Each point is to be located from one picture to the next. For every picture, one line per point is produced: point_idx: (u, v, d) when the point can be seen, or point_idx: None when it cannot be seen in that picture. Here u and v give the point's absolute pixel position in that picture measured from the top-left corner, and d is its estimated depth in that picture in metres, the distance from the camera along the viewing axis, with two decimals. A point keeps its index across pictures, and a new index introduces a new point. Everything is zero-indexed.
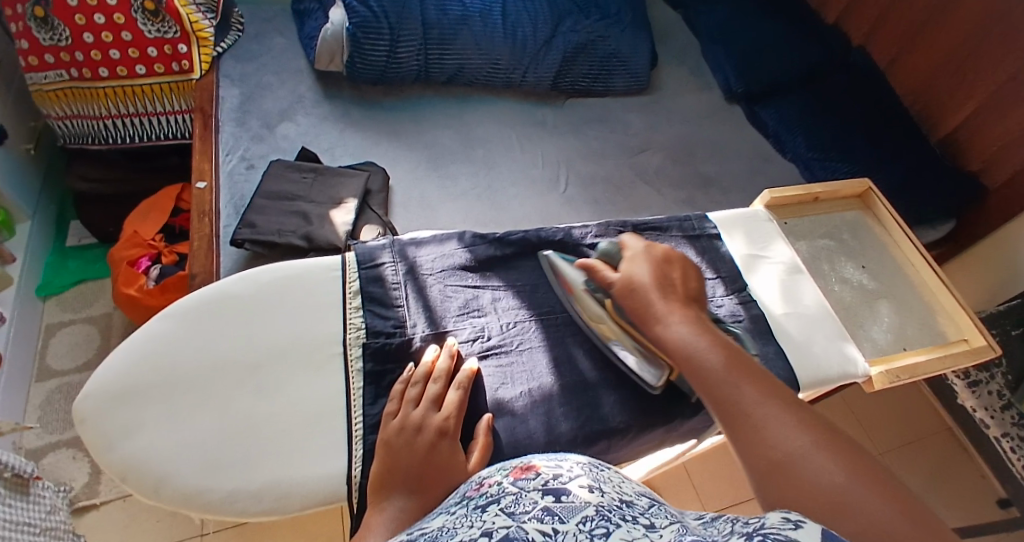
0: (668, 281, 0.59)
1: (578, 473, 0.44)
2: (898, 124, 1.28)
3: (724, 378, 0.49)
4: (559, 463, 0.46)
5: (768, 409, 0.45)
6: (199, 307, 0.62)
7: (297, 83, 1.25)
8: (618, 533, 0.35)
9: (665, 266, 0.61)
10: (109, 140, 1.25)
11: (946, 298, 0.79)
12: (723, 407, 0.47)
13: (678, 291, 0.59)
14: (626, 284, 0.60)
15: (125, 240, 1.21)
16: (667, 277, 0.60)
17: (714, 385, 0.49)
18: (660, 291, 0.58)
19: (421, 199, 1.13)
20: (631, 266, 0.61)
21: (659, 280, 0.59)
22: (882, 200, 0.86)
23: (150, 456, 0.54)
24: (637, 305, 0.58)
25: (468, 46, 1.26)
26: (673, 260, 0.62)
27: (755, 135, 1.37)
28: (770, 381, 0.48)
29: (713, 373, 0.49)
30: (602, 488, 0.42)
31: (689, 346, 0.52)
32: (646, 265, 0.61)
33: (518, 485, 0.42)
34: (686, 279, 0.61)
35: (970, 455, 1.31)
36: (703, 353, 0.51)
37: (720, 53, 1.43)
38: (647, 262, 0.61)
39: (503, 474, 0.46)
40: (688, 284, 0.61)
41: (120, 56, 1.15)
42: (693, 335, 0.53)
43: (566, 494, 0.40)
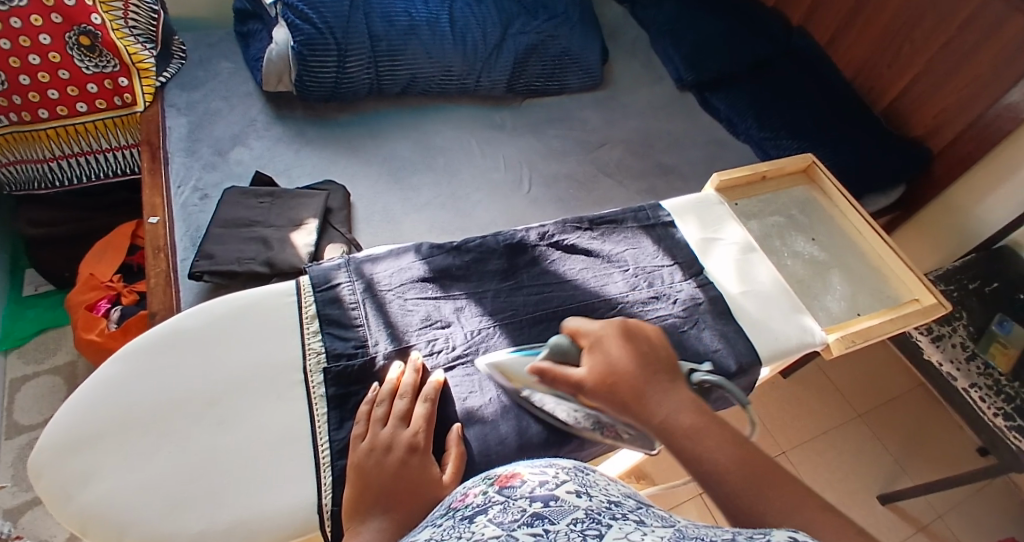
0: (646, 360, 0.56)
1: (564, 477, 0.44)
2: (844, 97, 1.31)
3: (746, 486, 0.45)
4: (546, 470, 0.46)
5: (795, 517, 0.43)
6: (150, 347, 0.60)
7: (247, 107, 1.23)
8: (611, 533, 0.35)
9: (631, 343, 0.57)
10: (58, 183, 1.23)
11: (893, 261, 0.81)
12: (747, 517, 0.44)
13: (658, 369, 0.56)
14: (604, 373, 0.55)
15: (81, 284, 1.18)
16: (639, 353, 0.57)
17: (735, 489, 0.46)
18: (643, 375, 0.54)
19: (383, 213, 1.13)
20: (601, 356, 0.56)
21: (638, 362, 0.55)
22: (827, 173, 0.88)
23: (111, 506, 0.52)
24: (625, 395, 0.53)
25: (418, 55, 1.25)
26: (645, 336, 0.59)
27: (709, 120, 1.39)
28: (795, 487, 0.45)
29: (733, 476, 0.46)
30: (590, 493, 0.42)
31: (699, 441, 0.49)
32: (613, 351, 0.56)
33: (504, 493, 0.42)
34: (661, 350, 0.58)
35: (942, 410, 1.34)
36: (711, 447, 0.48)
37: (668, 43, 1.45)
38: (616, 344, 0.57)
39: (489, 482, 0.46)
40: (661, 354, 0.58)
41: (59, 96, 1.12)
42: (699, 425, 0.50)
43: (556, 500, 0.40)
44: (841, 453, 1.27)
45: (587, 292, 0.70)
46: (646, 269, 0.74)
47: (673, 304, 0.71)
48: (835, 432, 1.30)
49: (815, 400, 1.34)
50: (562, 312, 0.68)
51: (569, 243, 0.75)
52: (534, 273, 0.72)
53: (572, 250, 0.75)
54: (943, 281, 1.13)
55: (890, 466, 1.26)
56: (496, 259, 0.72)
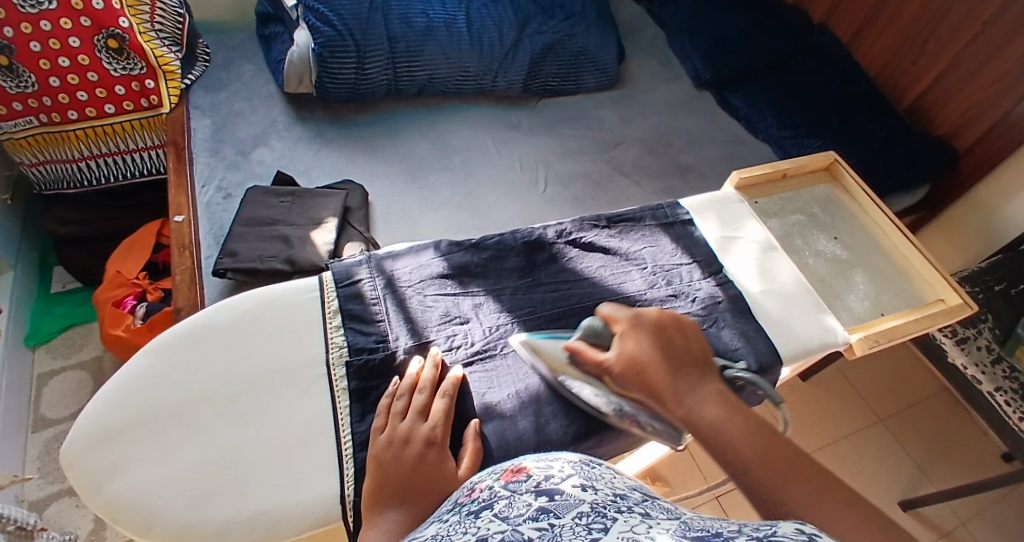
0: (676, 350, 0.55)
1: (570, 473, 0.44)
2: (866, 95, 1.30)
3: (767, 481, 0.44)
4: (550, 464, 0.47)
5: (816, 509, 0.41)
6: (176, 342, 0.62)
7: (268, 108, 1.26)
8: (616, 527, 0.35)
9: (664, 333, 0.56)
10: (85, 183, 1.26)
11: (919, 261, 0.80)
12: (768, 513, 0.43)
13: (689, 362, 0.54)
14: (633, 359, 0.54)
15: (108, 282, 1.21)
16: (671, 344, 0.55)
17: (758, 481, 0.44)
18: (673, 365, 0.53)
19: (401, 212, 1.14)
20: (630, 342, 0.55)
21: (667, 352, 0.54)
22: (849, 171, 0.87)
23: (139, 495, 0.54)
24: (649, 384, 0.53)
25: (435, 56, 1.26)
26: (676, 327, 0.57)
27: (727, 119, 1.38)
28: (818, 481, 0.44)
29: (755, 470, 0.45)
30: (596, 487, 0.43)
31: (724, 434, 0.48)
32: (645, 339, 0.55)
33: (510, 487, 0.43)
34: (693, 341, 0.57)
35: (967, 415, 1.32)
36: (735, 442, 0.47)
37: (686, 42, 1.45)
38: (646, 333, 0.56)
39: (495, 477, 0.46)
40: (693, 347, 0.56)
41: (88, 98, 1.15)
42: (725, 418, 0.49)
43: (561, 494, 0.40)
44: (861, 457, 1.25)
45: (605, 289, 0.70)
46: (664, 267, 0.74)
47: (692, 302, 0.71)
48: (855, 436, 1.28)
49: (836, 403, 1.32)
50: (581, 309, 0.68)
51: (587, 241, 0.75)
52: (553, 270, 0.72)
53: (590, 247, 0.75)
54: (968, 282, 1.11)
55: (913, 470, 1.24)
56: (515, 257, 0.72)
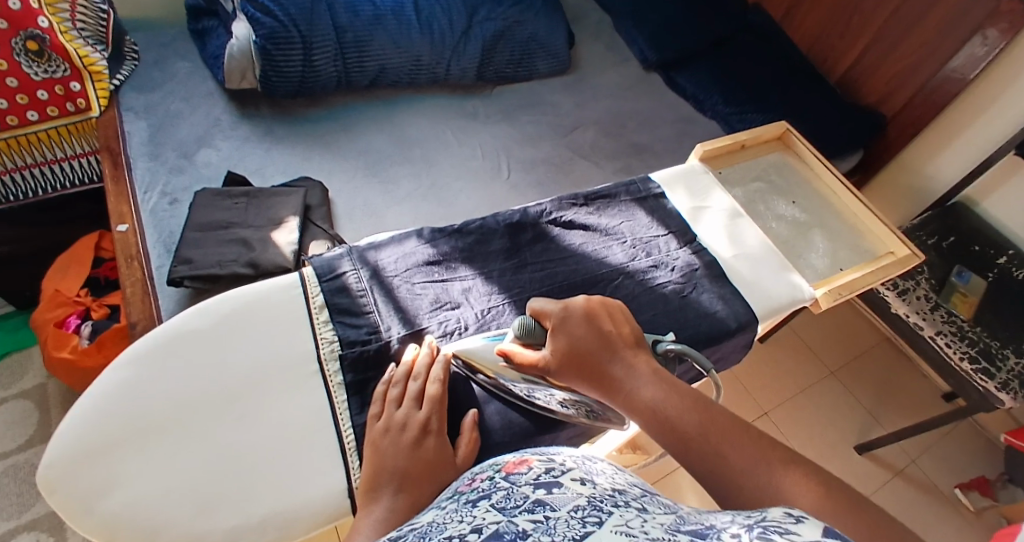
0: (606, 336, 0.56)
1: (569, 467, 0.45)
2: (801, 71, 1.37)
3: (714, 446, 0.45)
4: (551, 459, 0.47)
5: (764, 466, 0.43)
6: (153, 349, 0.58)
7: (210, 107, 1.20)
8: (612, 521, 0.35)
9: (594, 320, 0.57)
10: (8, 199, 1.14)
11: (868, 217, 0.86)
12: (722, 473, 0.44)
13: (620, 345, 0.55)
14: (567, 355, 0.55)
15: (47, 301, 1.12)
16: (603, 329, 0.56)
17: (702, 454, 0.46)
18: (604, 352, 0.54)
19: (364, 206, 1.12)
20: (564, 337, 0.56)
21: (599, 339, 0.55)
22: (801, 139, 0.91)
23: (136, 512, 0.50)
24: (589, 373, 0.54)
25: (385, 45, 1.23)
26: (604, 312, 0.58)
27: (676, 98, 1.42)
28: (760, 436, 0.46)
29: (698, 437, 0.46)
30: (595, 481, 0.43)
31: (666, 408, 0.49)
32: (575, 330, 0.56)
33: (509, 481, 0.43)
34: (621, 322, 0.58)
35: (909, 362, 1.42)
36: (677, 415, 0.48)
37: (630, 24, 1.48)
38: (577, 324, 0.57)
39: (495, 470, 0.46)
40: (624, 328, 0.57)
41: (8, 105, 1.05)
42: (661, 397, 0.50)
43: (560, 487, 0.41)
44: (818, 409, 1.33)
45: (590, 266, 0.71)
46: (643, 240, 0.76)
47: (671, 270, 0.73)
48: (810, 390, 1.35)
49: (793, 361, 1.39)
50: (569, 286, 0.69)
51: (567, 219, 0.75)
52: (537, 250, 0.72)
53: (571, 226, 0.75)
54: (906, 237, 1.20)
55: (867, 418, 1.33)
56: (499, 239, 0.71)
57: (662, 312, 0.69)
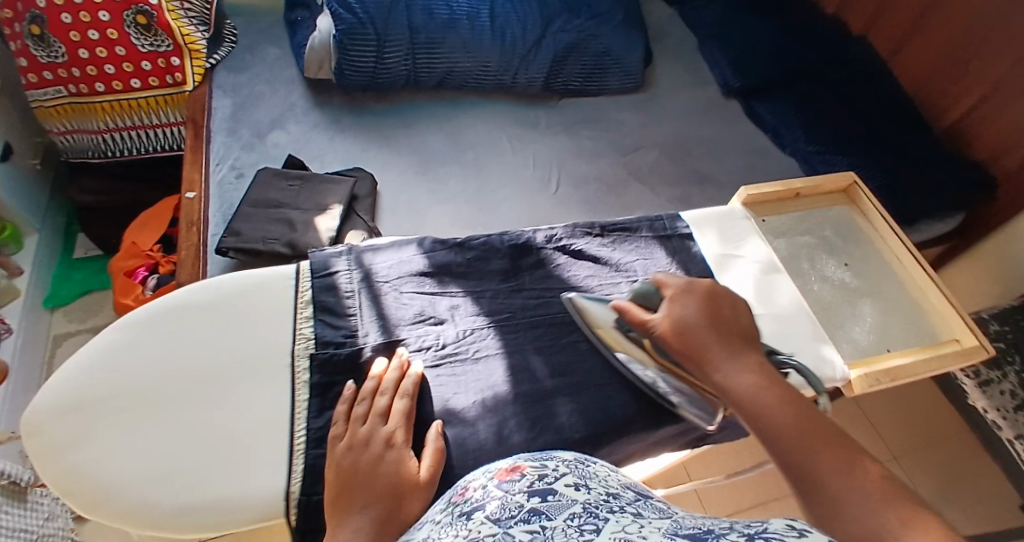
0: (717, 319, 0.58)
1: (563, 470, 0.42)
2: (901, 116, 1.24)
3: (799, 445, 0.46)
4: (542, 465, 0.44)
5: (839, 475, 0.43)
6: (149, 320, 0.62)
7: (288, 92, 1.27)
8: (609, 527, 0.32)
9: (711, 302, 0.59)
10: (111, 154, 1.28)
11: (935, 294, 0.75)
12: (796, 471, 0.45)
13: (733, 332, 0.57)
14: (673, 322, 0.58)
15: (124, 251, 1.24)
16: (719, 312, 0.59)
17: (786, 450, 0.47)
18: (714, 332, 0.57)
19: (408, 203, 1.14)
20: (680, 306, 0.59)
21: (710, 320, 0.58)
22: (869, 195, 0.82)
23: (95, 471, 0.53)
24: (690, 347, 0.56)
25: (455, 48, 1.25)
26: (719, 298, 0.60)
27: (754, 129, 1.33)
28: (849, 449, 0.45)
29: (783, 433, 0.48)
30: (589, 487, 0.40)
31: (757, 403, 0.51)
32: (689, 303, 0.59)
33: (501, 488, 0.39)
34: (736, 310, 0.60)
35: (987, 458, 1.23)
36: (767, 409, 0.50)
37: (716, 47, 1.40)
38: (693, 299, 0.60)
39: (488, 476, 0.43)
40: (741, 319, 0.59)
41: (115, 71, 1.19)
42: (757, 387, 0.52)
43: (552, 494, 0.38)
44: None
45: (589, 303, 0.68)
46: None
47: None
48: None
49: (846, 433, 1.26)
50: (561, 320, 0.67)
51: (577, 248, 0.72)
52: (537, 276, 0.70)
53: (579, 255, 0.72)
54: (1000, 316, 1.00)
55: None
56: (500, 259, 0.70)
57: None
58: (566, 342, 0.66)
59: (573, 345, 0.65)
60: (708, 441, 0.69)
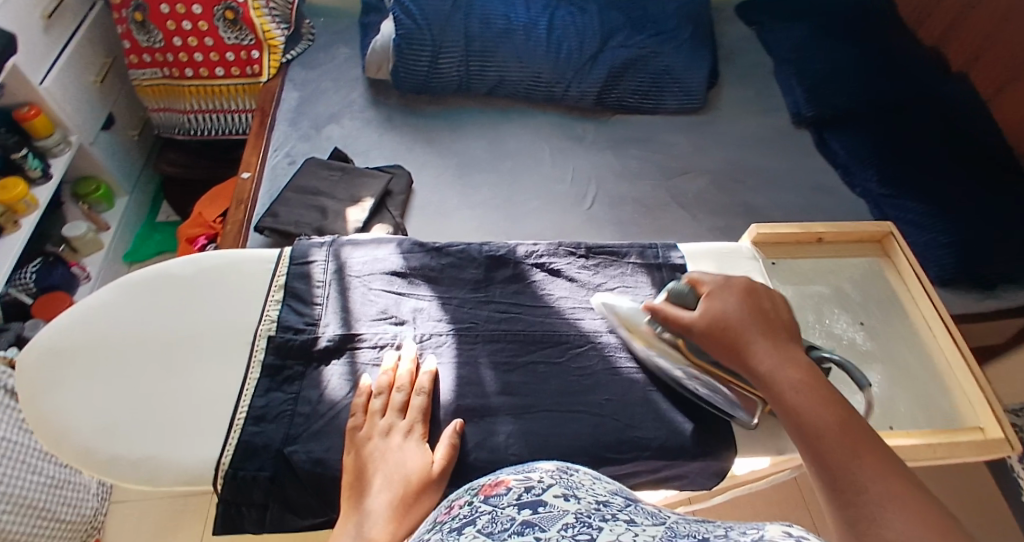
0: (765, 318, 0.56)
1: (548, 482, 0.40)
2: (993, 167, 1.09)
3: (838, 446, 0.44)
4: (527, 475, 0.42)
5: (876, 481, 0.40)
6: (143, 284, 0.67)
7: (350, 89, 1.33)
8: (604, 537, 0.31)
9: (749, 298, 0.58)
10: (191, 133, 1.41)
11: (963, 373, 0.66)
12: (834, 477, 0.42)
13: (773, 327, 0.56)
14: (712, 320, 0.57)
15: (191, 220, 1.36)
16: (759, 307, 0.58)
17: (825, 449, 0.44)
18: (753, 327, 0.56)
19: (439, 204, 1.16)
20: (718, 302, 0.58)
21: (757, 319, 0.56)
22: (903, 247, 0.74)
23: (61, 413, 0.59)
24: (729, 343, 0.56)
25: (508, 60, 1.26)
26: (767, 297, 0.59)
27: (822, 164, 1.23)
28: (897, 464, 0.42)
29: (827, 434, 0.45)
30: (575, 498, 0.38)
31: (801, 406, 0.48)
32: (727, 300, 0.58)
33: (491, 502, 0.38)
34: (780, 312, 0.59)
35: None
36: (810, 408, 0.48)
37: (791, 73, 1.30)
38: (733, 295, 0.59)
39: (473, 493, 0.41)
40: (782, 316, 0.58)
41: (203, 59, 1.31)
42: (797, 381, 0.50)
43: (540, 506, 0.36)
44: None
45: (556, 323, 0.67)
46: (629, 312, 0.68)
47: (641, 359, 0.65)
48: None
49: None
50: (523, 338, 0.65)
51: (556, 267, 0.71)
52: (509, 290, 0.69)
53: (557, 274, 0.71)
54: None
55: None
56: (474, 268, 0.70)
57: (618, 401, 0.62)
58: (523, 361, 0.64)
59: (530, 366, 0.64)
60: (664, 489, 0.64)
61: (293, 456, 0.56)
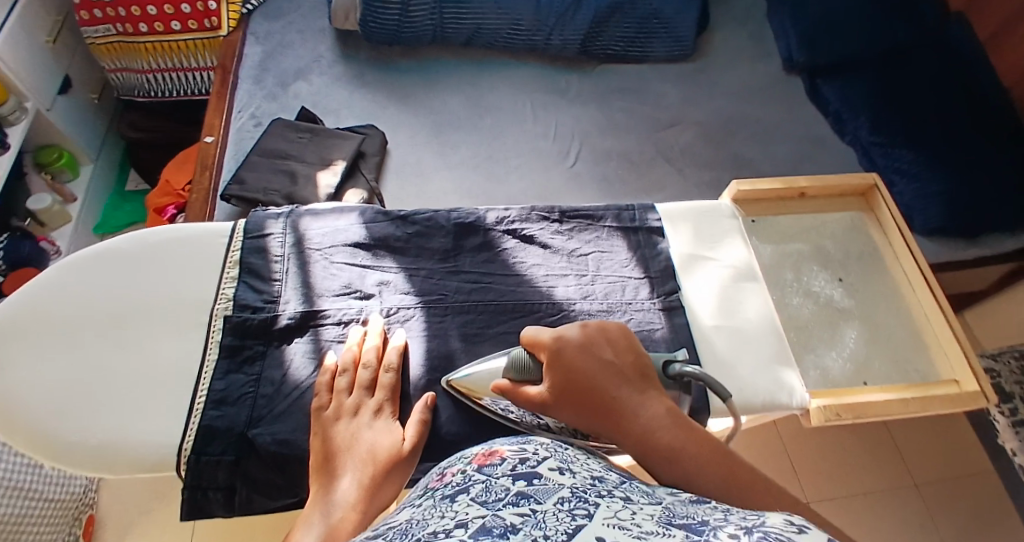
0: (609, 366, 0.49)
1: (544, 457, 0.40)
2: (989, 112, 1.05)
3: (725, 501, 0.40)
4: (523, 449, 0.41)
5: None
6: (89, 260, 0.63)
7: (317, 43, 1.26)
8: (600, 513, 0.30)
9: (592, 347, 0.50)
10: (152, 94, 1.35)
11: (937, 325, 0.64)
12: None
13: (624, 371, 0.49)
14: (565, 386, 0.48)
15: (159, 188, 1.31)
16: (602, 358, 0.49)
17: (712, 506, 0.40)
18: (607, 382, 0.48)
19: (415, 165, 1.11)
20: (564, 367, 0.49)
21: (601, 368, 0.49)
22: (885, 200, 0.70)
23: (9, 398, 0.56)
24: (590, 409, 0.47)
25: (486, 3, 1.19)
26: (612, 342, 0.51)
27: (815, 112, 1.18)
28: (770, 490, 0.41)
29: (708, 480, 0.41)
30: (571, 472, 0.38)
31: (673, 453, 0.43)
32: (577, 354, 0.50)
33: (486, 473, 0.37)
34: (626, 353, 0.51)
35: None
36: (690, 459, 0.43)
37: (785, 14, 1.24)
38: (576, 351, 0.50)
39: (467, 461, 0.42)
40: (631, 356, 0.50)
41: (157, 13, 1.24)
42: (669, 428, 0.44)
43: (537, 478, 0.36)
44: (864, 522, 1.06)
45: (528, 292, 0.64)
46: (606, 278, 0.65)
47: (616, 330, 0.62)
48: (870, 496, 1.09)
49: (866, 458, 1.13)
50: (494, 309, 0.63)
51: (528, 233, 0.67)
52: (478, 259, 0.66)
53: (529, 241, 0.67)
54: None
55: None
56: (442, 237, 0.66)
57: None
58: (493, 332, 0.62)
59: (501, 337, 0.61)
60: None
61: (256, 439, 0.55)
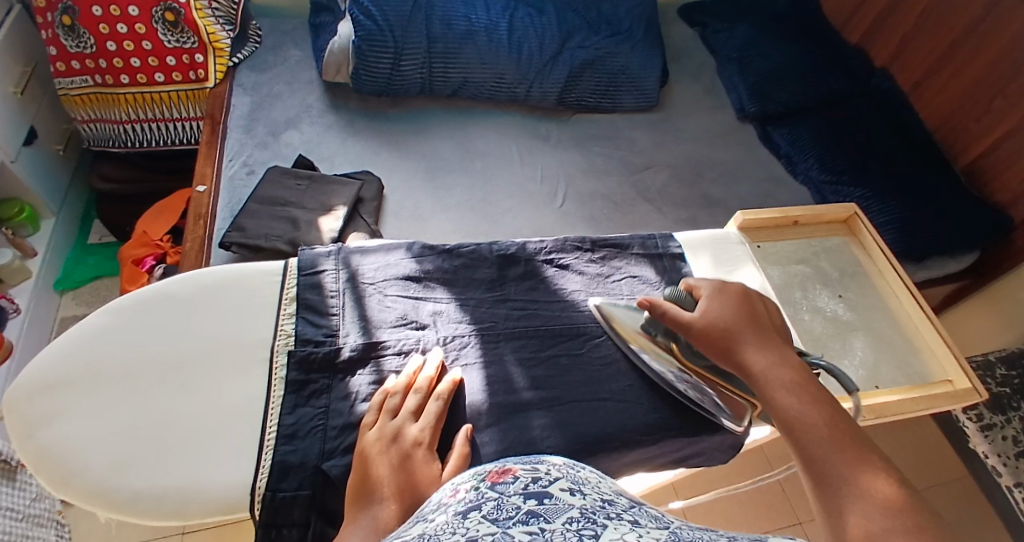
0: (753, 322, 0.57)
1: (557, 474, 0.36)
2: (919, 153, 1.22)
3: (825, 442, 0.45)
4: (537, 467, 0.37)
5: (860, 474, 0.42)
6: (137, 305, 0.63)
7: (306, 94, 1.28)
8: (610, 535, 0.28)
9: (744, 304, 0.59)
10: (128, 144, 1.32)
11: (931, 334, 0.73)
12: (814, 466, 0.44)
13: (766, 331, 0.57)
14: (708, 322, 0.57)
15: (135, 239, 1.27)
16: (752, 314, 0.58)
17: (810, 444, 0.46)
18: (745, 329, 0.56)
19: (412, 208, 1.14)
20: (717, 305, 0.58)
21: (744, 320, 0.57)
22: (868, 226, 0.81)
23: (65, 450, 0.55)
24: (721, 342, 0.56)
25: (471, 60, 1.27)
26: (761, 307, 0.59)
27: (769, 156, 1.32)
28: (876, 454, 0.44)
29: (807, 428, 0.47)
30: (585, 491, 0.34)
31: (786, 397, 0.50)
32: (724, 303, 0.59)
33: (496, 489, 0.33)
34: (769, 319, 0.59)
35: (986, 507, 1.19)
36: (798, 405, 0.49)
37: (735, 71, 1.39)
38: (729, 301, 0.59)
39: (478, 478, 0.37)
40: (774, 325, 0.59)
41: (141, 64, 1.22)
42: (787, 382, 0.51)
43: (548, 497, 0.32)
44: None
45: (573, 315, 0.69)
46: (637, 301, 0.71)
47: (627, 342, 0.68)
48: None
49: None
50: (545, 331, 0.67)
51: (564, 262, 0.74)
52: (523, 287, 0.71)
53: (566, 269, 0.73)
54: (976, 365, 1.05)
55: None
56: (487, 268, 0.72)
57: (638, 385, 0.64)
58: (546, 355, 0.65)
59: (553, 359, 0.65)
60: (684, 464, 0.67)
61: (331, 470, 0.54)
